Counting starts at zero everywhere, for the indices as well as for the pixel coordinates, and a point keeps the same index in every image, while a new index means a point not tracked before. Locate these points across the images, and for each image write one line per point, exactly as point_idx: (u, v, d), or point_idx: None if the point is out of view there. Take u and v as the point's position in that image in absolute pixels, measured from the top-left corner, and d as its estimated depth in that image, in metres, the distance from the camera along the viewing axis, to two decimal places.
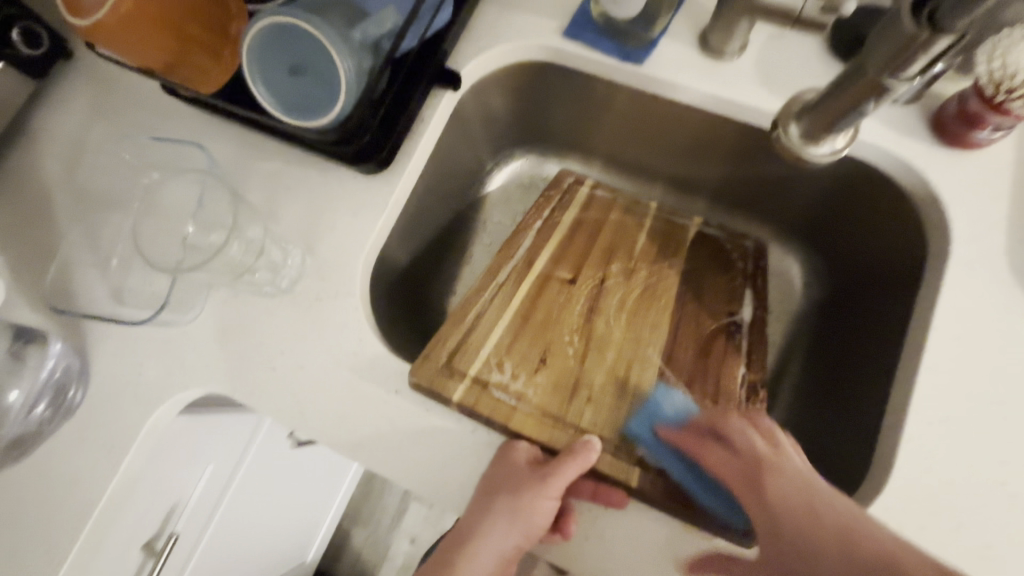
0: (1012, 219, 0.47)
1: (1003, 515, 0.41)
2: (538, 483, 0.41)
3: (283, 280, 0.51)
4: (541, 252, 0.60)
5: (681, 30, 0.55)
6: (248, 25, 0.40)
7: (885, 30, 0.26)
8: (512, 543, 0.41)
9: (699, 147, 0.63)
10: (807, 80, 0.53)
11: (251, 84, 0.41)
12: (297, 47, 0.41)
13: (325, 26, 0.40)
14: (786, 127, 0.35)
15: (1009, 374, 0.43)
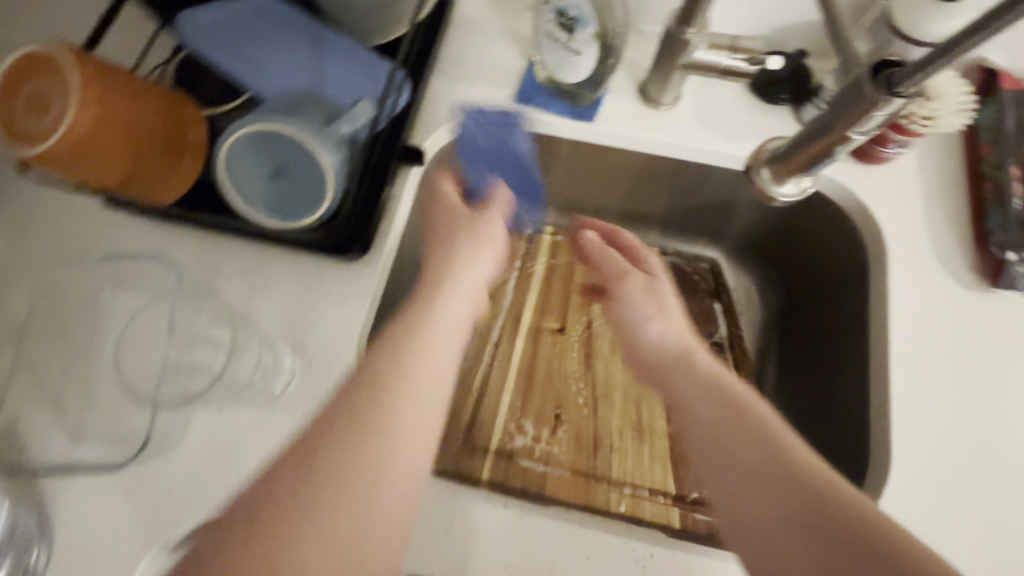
0: (929, 217, 0.55)
1: (989, 476, 0.46)
2: (481, 228, 0.45)
3: (275, 386, 0.47)
4: (525, 306, 0.61)
5: (621, 85, 0.60)
6: (223, 133, 0.40)
7: (850, 94, 0.34)
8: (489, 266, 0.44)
9: (649, 187, 0.68)
10: (739, 119, 0.59)
11: (227, 193, 0.40)
12: (277, 150, 0.40)
13: (305, 127, 0.39)
14: (760, 168, 0.43)
15: (961, 351, 0.50)
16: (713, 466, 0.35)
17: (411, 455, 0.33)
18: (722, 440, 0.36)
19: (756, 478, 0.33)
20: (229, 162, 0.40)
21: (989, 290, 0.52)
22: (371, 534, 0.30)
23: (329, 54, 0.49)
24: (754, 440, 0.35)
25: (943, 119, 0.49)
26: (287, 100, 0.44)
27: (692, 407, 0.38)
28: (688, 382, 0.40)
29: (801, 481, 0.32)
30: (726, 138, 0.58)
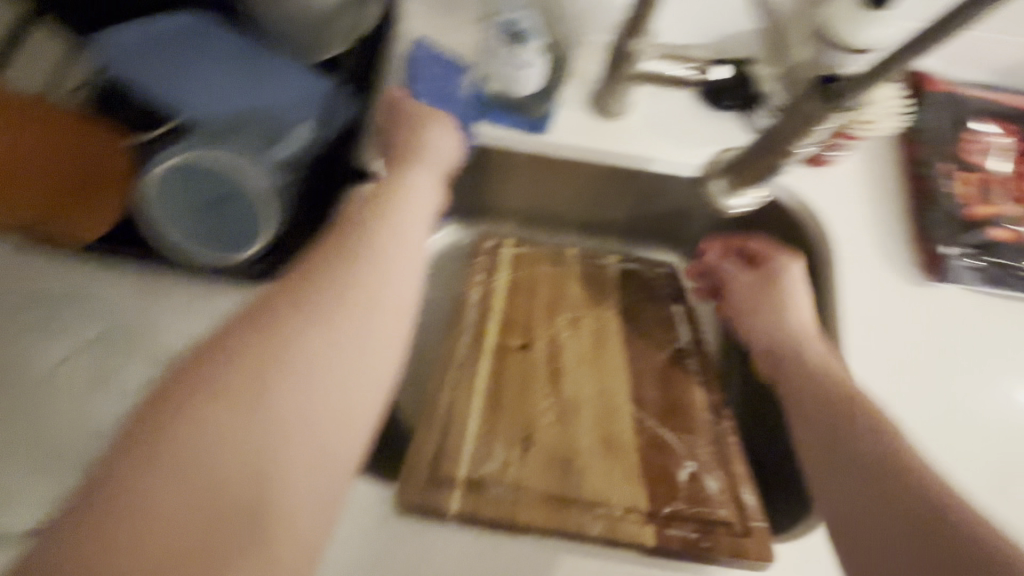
0: (872, 216, 0.56)
1: (948, 466, 0.47)
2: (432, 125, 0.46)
3: None
4: (488, 326, 0.60)
5: (572, 97, 0.60)
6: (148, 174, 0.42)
7: (792, 116, 0.40)
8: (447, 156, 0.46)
9: (606, 197, 0.68)
10: (689, 127, 0.60)
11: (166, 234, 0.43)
12: (204, 181, 0.43)
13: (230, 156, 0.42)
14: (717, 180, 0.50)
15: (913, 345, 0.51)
16: (817, 468, 0.40)
17: (339, 343, 0.31)
18: (819, 443, 0.41)
19: (843, 469, 0.38)
20: (161, 202, 0.42)
21: (931, 285, 0.54)
22: (299, 418, 0.29)
23: (264, 69, 0.47)
24: (836, 453, 0.39)
25: (878, 125, 0.52)
26: None
27: (802, 413, 0.44)
28: (812, 384, 0.45)
29: (889, 471, 0.36)
30: (677, 147, 0.59)
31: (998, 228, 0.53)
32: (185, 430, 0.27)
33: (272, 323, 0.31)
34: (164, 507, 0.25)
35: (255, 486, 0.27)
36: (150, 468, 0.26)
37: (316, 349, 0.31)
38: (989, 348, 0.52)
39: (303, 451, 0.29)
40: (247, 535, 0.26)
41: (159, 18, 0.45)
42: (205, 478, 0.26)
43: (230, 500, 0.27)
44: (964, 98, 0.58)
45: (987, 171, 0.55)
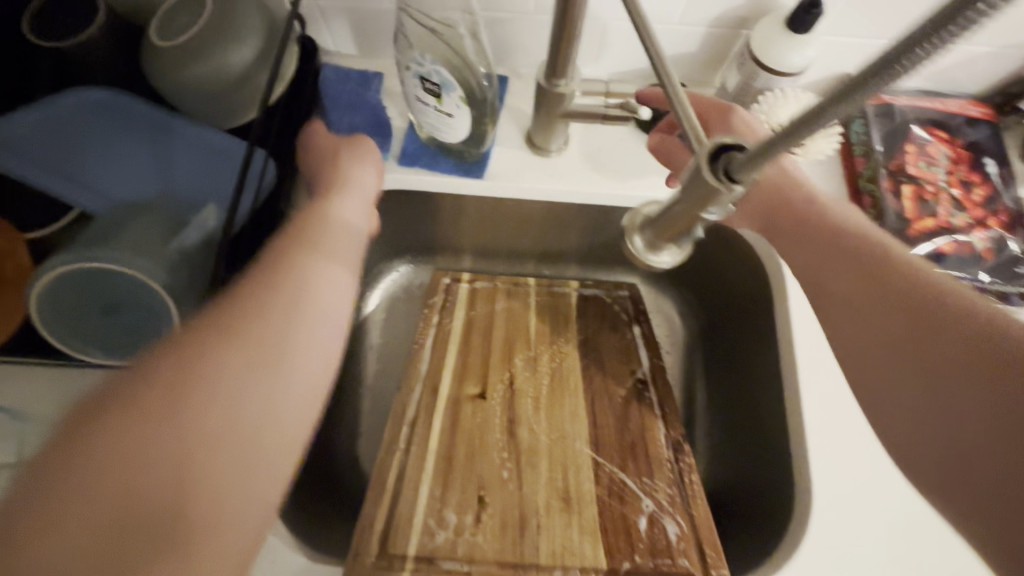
0: None
1: (898, 491, 0.47)
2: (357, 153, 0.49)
3: None
4: (442, 372, 0.58)
5: (509, 136, 0.59)
6: (26, 297, 0.36)
7: (691, 181, 0.28)
8: (375, 184, 0.48)
9: (556, 224, 0.66)
10: (629, 158, 0.59)
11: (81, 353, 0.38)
12: (95, 292, 0.37)
13: (115, 259, 0.36)
14: (631, 236, 0.37)
15: None
16: (868, 345, 0.38)
17: (283, 346, 0.31)
18: (863, 319, 0.39)
19: (904, 336, 0.36)
20: (52, 321, 0.37)
21: None
22: (251, 416, 0.28)
23: (180, 155, 0.45)
24: (898, 305, 0.37)
25: (813, 145, 0.53)
26: (124, 214, 0.40)
27: (835, 296, 0.41)
28: (840, 264, 0.41)
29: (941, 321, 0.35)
30: (618, 179, 0.58)
31: (945, 239, 0.52)
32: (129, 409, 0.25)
33: (238, 317, 0.30)
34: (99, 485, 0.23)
35: (193, 490, 0.25)
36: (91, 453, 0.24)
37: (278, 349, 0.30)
38: None
39: (248, 451, 0.27)
40: (174, 535, 0.24)
41: (54, 99, 0.42)
42: (132, 471, 0.24)
43: (160, 500, 0.24)
44: (901, 108, 0.57)
45: (932, 180, 0.54)
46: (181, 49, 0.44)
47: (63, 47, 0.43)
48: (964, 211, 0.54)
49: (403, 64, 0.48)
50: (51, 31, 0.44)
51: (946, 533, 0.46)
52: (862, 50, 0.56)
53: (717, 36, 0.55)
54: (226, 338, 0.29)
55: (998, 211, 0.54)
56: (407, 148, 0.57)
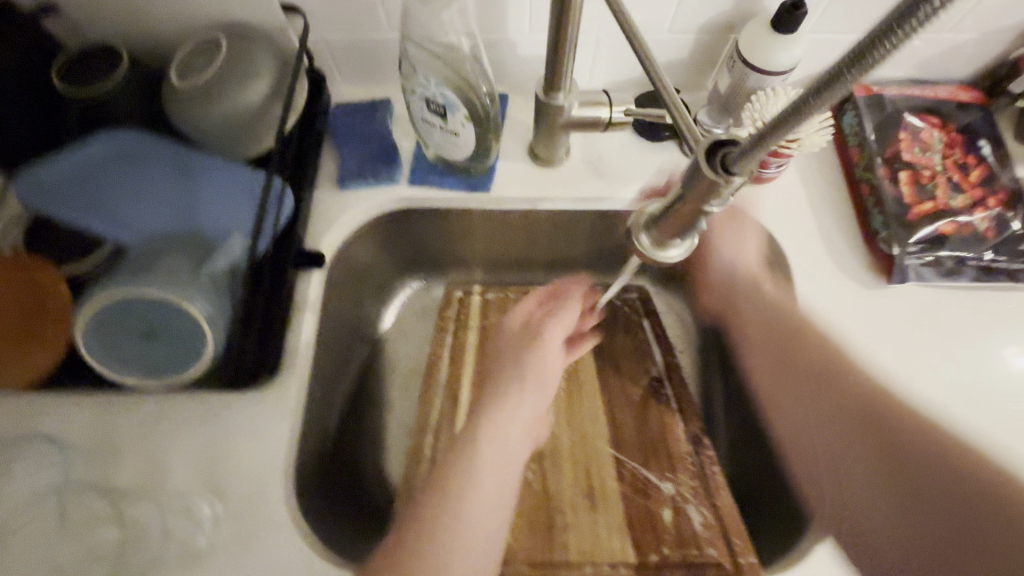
0: (821, 226, 0.57)
1: None
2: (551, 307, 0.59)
3: (197, 543, 0.43)
4: (462, 381, 0.59)
5: (512, 150, 0.61)
6: (73, 320, 0.38)
7: (689, 176, 0.30)
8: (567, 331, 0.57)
9: (563, 232, 0.68)
10: (629, 163, 0.60)
11: (119, 375, 0.40)
12: (136, 316, 0.39)
13: (155, 284, 0.38)
14: (638, 237, 0.39)
15: (873, 350, 0.52)
16: (818, 447, 0.51)
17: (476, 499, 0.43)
18: (831, 410, 0.50)
19: (870, 469, 0.47)
20: (93, 345, 0.39)
21: (887, 285, 0.54)
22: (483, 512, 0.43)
23: (202, 187, 0.47)
24: (837, 400, 0.49)
25: (807, 140, 0.52)
26: (156, 245, 0.43)
27: (783, 392, 0.54)
28: (821, 385, 0.50)
29: (862, 420, 0.47)
30: (622, 184, 0.60)
31: (946, 221, 0.53)
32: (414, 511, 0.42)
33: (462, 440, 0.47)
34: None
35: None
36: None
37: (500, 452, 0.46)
38: (952, 341, 0.52)
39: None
40: None
41: (87, 146, 0.46)
42: None
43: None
44: (892, 98, 0.59)
45: (927, 165, 0.56)
46: (202, 88, 0.47)
47: (87, 95, 0.46)
48: (963, 193, 0.55)
49: (409, 88, 0.51)
50: (75, 80, 0.47)
51: None
52: (848, 43, 0.58)
53: (705, 41, 0.57)
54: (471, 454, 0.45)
55: (995, 191, 0.55)
56: (416, 168, 0.59)
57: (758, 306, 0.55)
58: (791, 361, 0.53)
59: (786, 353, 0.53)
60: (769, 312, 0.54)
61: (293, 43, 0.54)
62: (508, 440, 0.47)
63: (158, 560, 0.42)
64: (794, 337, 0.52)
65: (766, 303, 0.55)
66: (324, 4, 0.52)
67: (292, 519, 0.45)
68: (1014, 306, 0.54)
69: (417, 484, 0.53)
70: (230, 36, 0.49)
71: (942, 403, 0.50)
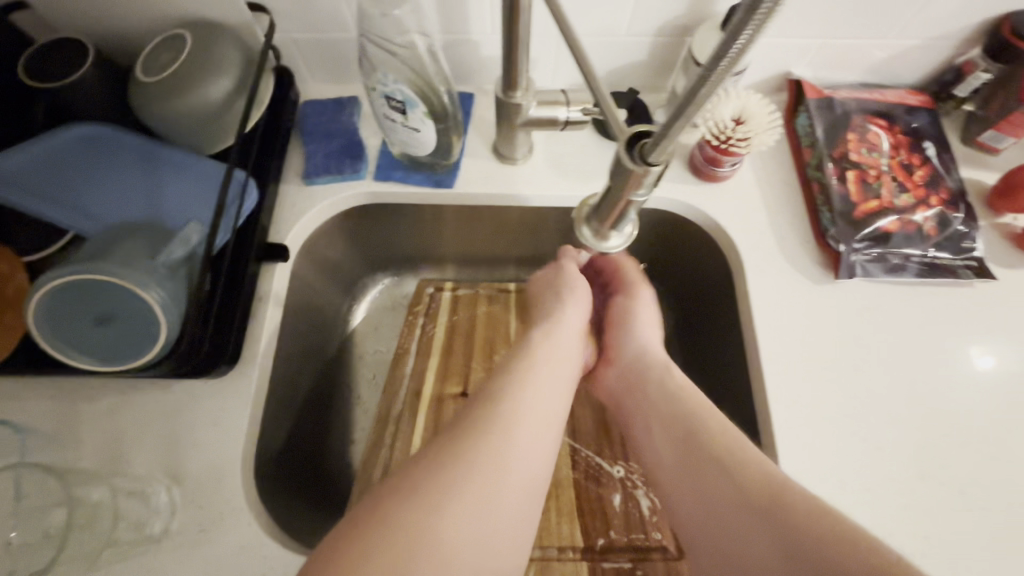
0: (774, 223, 0.59)
1: (867, 458, 0.49)
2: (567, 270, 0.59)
3: (153, 527, 0.44)
4: (426, 373, 0.60)
5: (477, 148, 0.62)
6: (26, 300, 0.39)
7: (615, 164, 0.32)
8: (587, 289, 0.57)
9: (531, 230, 0.69)
10: (592, 161, 0.62)
11: (69, 357, 0.40)
12: (92, 299, 0.40)
13: (112, 267, 0.39)
14: (580, 228, 0.40)
15: (821, 342, 0.53)
16: (718, 550, 0.39)
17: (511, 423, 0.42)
18: (719, 511, 0.40)
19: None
20: (45, 326, 0.39)
21: (835, 280, 0.56)
22: (493, 517, 0.37)
23: (168, 180, 0.50)
24: (726, 487, 0.40)
25: (756, 139, 0.54)
26: (114, 232, 0.44)
27: (676, 494, 0.43)
28: (714, 484, 0.41)
29: (761, 517, 0.38)
30: (583, 182, 0.61)
31: (891, 219, 0.56)
32: (399, 496, 0.35)
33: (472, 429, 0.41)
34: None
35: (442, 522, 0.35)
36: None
37: (517, 452, 0.40)
38: (895, 335, 0.54)
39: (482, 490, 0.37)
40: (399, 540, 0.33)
41: (49, 137, 0.47)
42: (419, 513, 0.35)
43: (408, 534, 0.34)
44: (843, 101, 0.61)
45: (875, 166, 0.58)
46: (166, 81, 0.48)
47: (56, 85, 0.47)
48: (907, 192, 0.57)
49: (369, 86, 0.52)
50: (42, 73, 0.48)
51: (908, 497, 0.48)
52: (798, 48, 0.60)
53: (662, 44, 0.59)
54: (492, 444, 0.40)
55: (940, 190, 0.57)
56: (382, 165, 0.60)
57: (665, 401, 0.48)
58: (692, 455, 0.44)
59: (685, 442, 0.45)
60: (668, 402, 0.48)
61: (259, 41, 0.55)
62: (529, 440, 0.42)
63: (113, 541, 0.43)
64: (689, 435, 0.45)
65: (657, 394, 0.49)
66: (289, 3, 0.54)
67: (248, 504, 0.46)
68: (956, 301, 0.56)
69: (376, 474, 0.54)
70: (196, 32, 0.50)
71: (882, 394, 0.51)
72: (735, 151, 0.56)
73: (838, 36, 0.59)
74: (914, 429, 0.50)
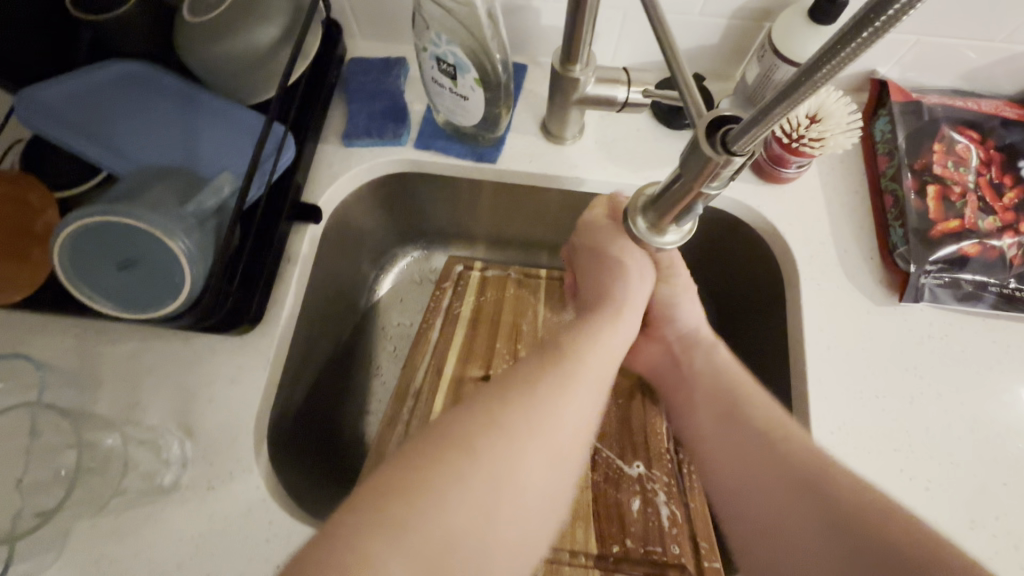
0: (836, 235, 0.54)
1: (919, 501, 0.45)
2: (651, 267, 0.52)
3: (162, 479, 0.43)
4: (449, 351, 0.58)
5: (524, 124, 0.59)
6: (54, 235, 0.38)
7: (691, 149, 0.29)
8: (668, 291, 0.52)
9: (571, 216, 0.65)
10: (645, 147, 0.58)
11: (90, 299, 0.39)
12: (120, 242, 0.38)
13: (143, 211, 0.37)
14: (634, 219, 0.37)
15: (876, 369, 0.49)
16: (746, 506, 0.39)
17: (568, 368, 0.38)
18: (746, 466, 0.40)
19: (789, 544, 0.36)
20: (71, 264, 0.38)
21: (898, 303, 0.52)
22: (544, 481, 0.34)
23: (205, 128, 0.48)
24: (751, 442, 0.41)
25: (831, 140, 0.49)
26: (146, 176, 0.42)
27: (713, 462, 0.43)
28: (754, 449, 0.40)
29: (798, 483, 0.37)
30: (634, 169, 0.57)
31: (970, 241, 0.50)
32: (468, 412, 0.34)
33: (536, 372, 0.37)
34: (423, 507, 0.29)
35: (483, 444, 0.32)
36: (358, 510, 0.28)
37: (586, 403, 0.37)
38: (960, 368, 0.50)
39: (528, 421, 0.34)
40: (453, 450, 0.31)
41: (89, 72, 0.46)
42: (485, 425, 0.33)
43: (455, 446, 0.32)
44: (931, 106, 0.55)
45: (958, 181, 0.53)
46: (210, 23, 0.46)
47: (104, 19, 0.45)
48: (993, 214, 0.52)
49: (421, 45, 0.49)
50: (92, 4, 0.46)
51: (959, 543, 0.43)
52: (889, 44, 0.54)
53: (737, 28, 0.54)
54: (553, 385, 0.36)
55: None
56: (424, 132, 0.58)
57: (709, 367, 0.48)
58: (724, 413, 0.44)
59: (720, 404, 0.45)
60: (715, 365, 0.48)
61: None
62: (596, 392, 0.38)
63: (122, 489, 0.42)
64: (733, 406, 0.43)
65: (707, 364, 0.48)
66: None
67: (258, 467, 0.45)
68: None
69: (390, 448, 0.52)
70: None
71: (939, 431, 0.47)
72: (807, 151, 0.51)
73: (937, 35, 0.53)
74: (971, 473, 0.46)
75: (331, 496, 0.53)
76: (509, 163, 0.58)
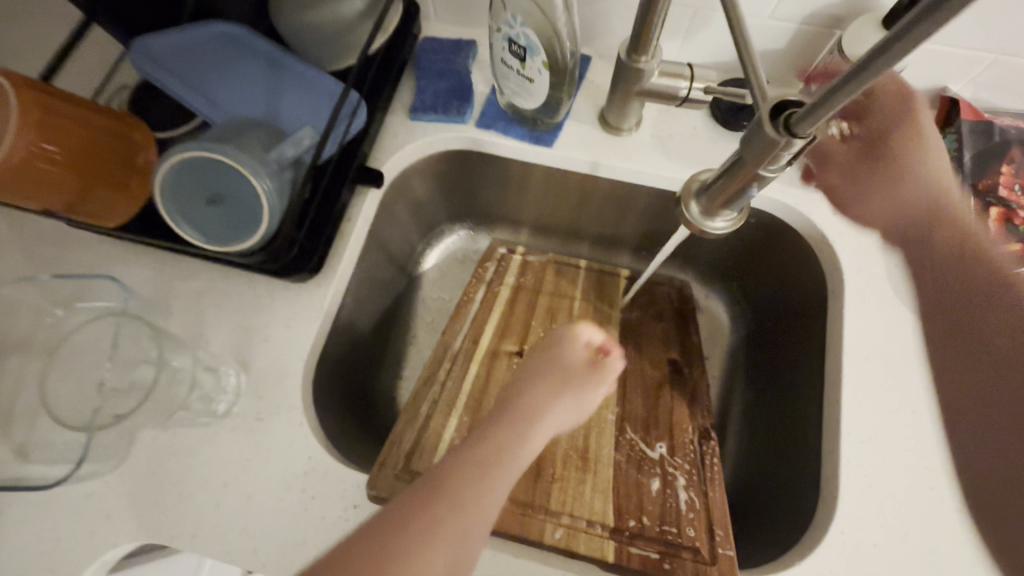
0: (886, 250, 0.54)
1: (945, 522, 0.44)
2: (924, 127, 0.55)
3: (218, 405, 0.47)
4: (486, 325, 0.61)
5: (583, 113, 0.61)
6: (155, 166, 0.42)
7: (753, 130, 0.30)
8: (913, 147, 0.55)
9: (618, 207, 0.66)
10: (700, 146, 0.59)
11: (178, 227, 0.43)
12: (210, 179, 0.42)
13: (233, 151, 0.41)
14: (687, 203, 0.38)
15: (914, 385, 0.48)
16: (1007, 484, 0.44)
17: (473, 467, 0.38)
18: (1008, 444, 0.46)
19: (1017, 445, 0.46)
20: (166, 195, 0.42)
21: (947, 323, 0.51)
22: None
23: (290, 91, 0.52)
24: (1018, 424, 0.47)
25: None
26: (236, 124, 0.46)
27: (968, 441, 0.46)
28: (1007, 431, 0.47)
29: None
30: (686, 166, 0.58)
31: None
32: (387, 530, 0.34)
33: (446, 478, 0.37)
34: None
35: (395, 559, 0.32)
36: None
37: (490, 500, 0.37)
38: (1009, 393, 0.48)
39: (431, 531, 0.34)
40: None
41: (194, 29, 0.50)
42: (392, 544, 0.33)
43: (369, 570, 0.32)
44: (1004, 126, 0.54)
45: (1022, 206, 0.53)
46: None
47: None
48: None
49: (495, 27, 0.51)
50: None
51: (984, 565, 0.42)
52: (964, 61, 0.53)
53: (806, 35, 0.55)
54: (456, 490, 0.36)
55: None
56: (486, 113, 0.60)
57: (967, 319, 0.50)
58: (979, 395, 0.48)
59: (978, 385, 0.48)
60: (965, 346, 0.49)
61: None
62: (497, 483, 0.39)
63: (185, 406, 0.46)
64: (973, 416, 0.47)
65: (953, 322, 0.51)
66: None
67: (302, 404, 0.48)
68: None
69: (424, 405, 0.53)
70: None
71: (977, 454, 0.46)
72: (865, 134, 0.56)
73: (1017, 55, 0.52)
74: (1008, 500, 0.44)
75: (363, 445, 0.56)
76: (567, 149, 0.59)
